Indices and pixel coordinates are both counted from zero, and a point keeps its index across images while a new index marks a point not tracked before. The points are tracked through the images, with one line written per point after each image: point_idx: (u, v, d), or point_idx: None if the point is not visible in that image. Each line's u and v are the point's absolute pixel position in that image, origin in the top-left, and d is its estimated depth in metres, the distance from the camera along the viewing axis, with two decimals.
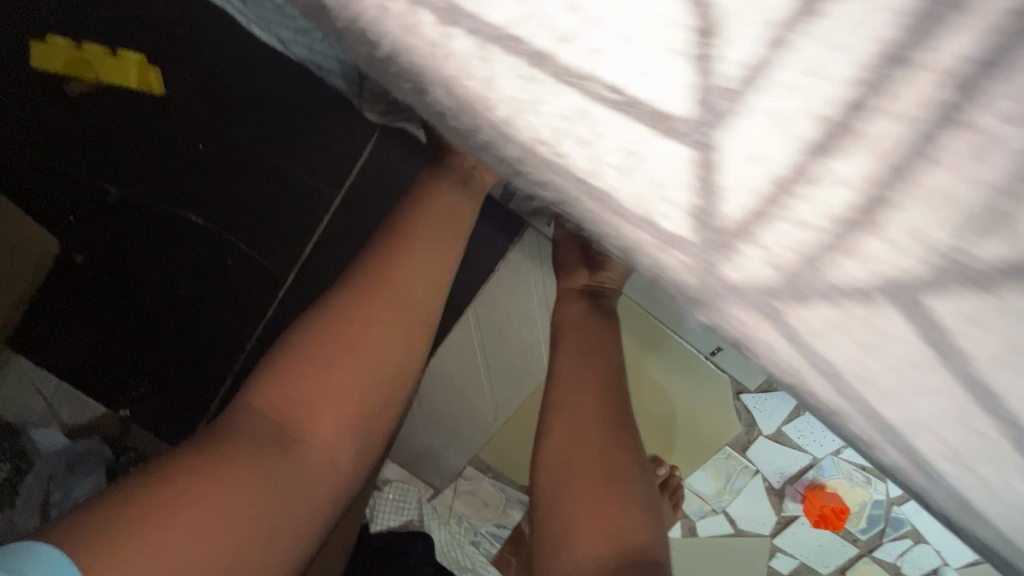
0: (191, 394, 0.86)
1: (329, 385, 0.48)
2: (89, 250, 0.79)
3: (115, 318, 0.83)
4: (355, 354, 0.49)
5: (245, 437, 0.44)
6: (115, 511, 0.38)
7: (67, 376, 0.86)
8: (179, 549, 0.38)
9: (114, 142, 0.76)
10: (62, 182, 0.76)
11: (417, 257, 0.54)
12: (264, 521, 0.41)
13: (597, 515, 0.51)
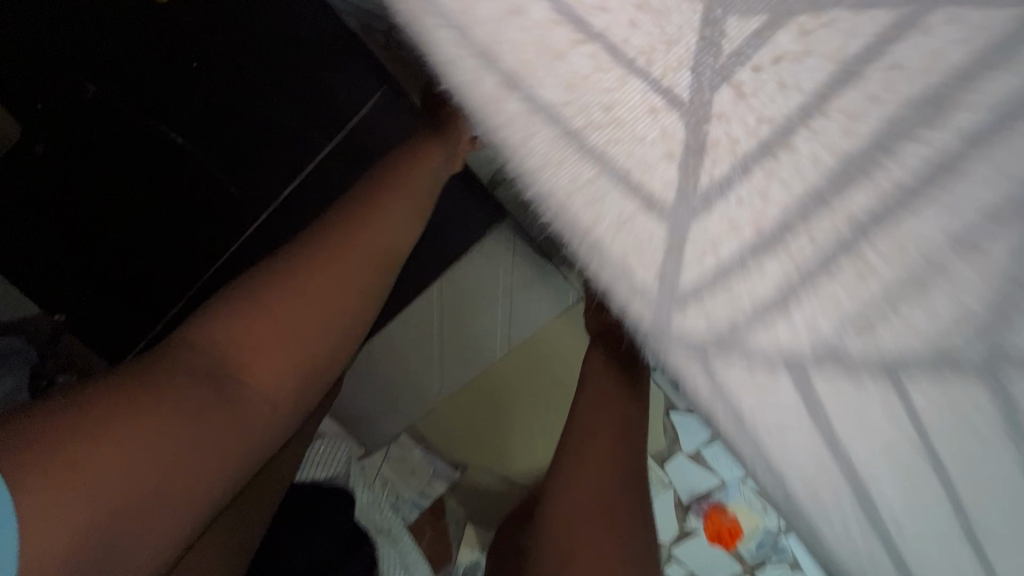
0: (138, 313, 0.85)
1: (268, 334, 0.52)
2: (52, 145, 0.74)
3: (67, 222, 0.79)
4: (289, 306, 0.53)
5: (179, 374, 0.48)
6: (63, 419, 0.42)
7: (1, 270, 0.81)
8: (114, 471, 0.42)
9: (94, 31, 0.69)
10: (32, 65, 0.70)
11: (377, 217, 0.61)
12: (165, 473, 0.44)
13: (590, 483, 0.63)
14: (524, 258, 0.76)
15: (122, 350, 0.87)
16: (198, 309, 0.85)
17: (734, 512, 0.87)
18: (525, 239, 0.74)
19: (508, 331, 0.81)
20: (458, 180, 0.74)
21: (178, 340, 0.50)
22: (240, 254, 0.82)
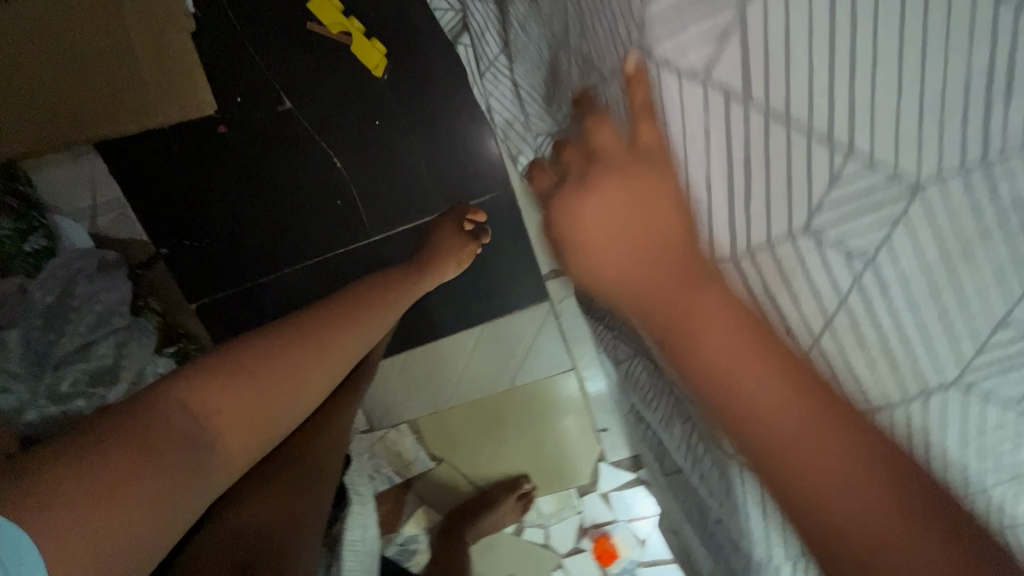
0: (234, 272, 1.02)
1: (231, 398, 0.56)
2: (233, 131, 0.94)
3: (211, 186, 0.97)
4: (260, 363, 0.59)
5: (165, 435, 0.50)
6: (61, 460, 0.44)
7: (136, 200, 0.98)
8: (121, 488, 0.45)
9: (308, 65, 0.91)
10: (251, 76, 0.91)
11: (354, 298, 0.72)
12: (169, 502, 0.49)
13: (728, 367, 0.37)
14: (551, 330, 1.06)
15: (202, 296, 1.04)
16: (280, 284, 1.03)
17: (615, 540, 1.22)
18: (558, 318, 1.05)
19: (518, 373, 1.10)
20: (524, 263, 1.03)
21: (161, 396, 0.52)
22: (342, 258, 1.01)
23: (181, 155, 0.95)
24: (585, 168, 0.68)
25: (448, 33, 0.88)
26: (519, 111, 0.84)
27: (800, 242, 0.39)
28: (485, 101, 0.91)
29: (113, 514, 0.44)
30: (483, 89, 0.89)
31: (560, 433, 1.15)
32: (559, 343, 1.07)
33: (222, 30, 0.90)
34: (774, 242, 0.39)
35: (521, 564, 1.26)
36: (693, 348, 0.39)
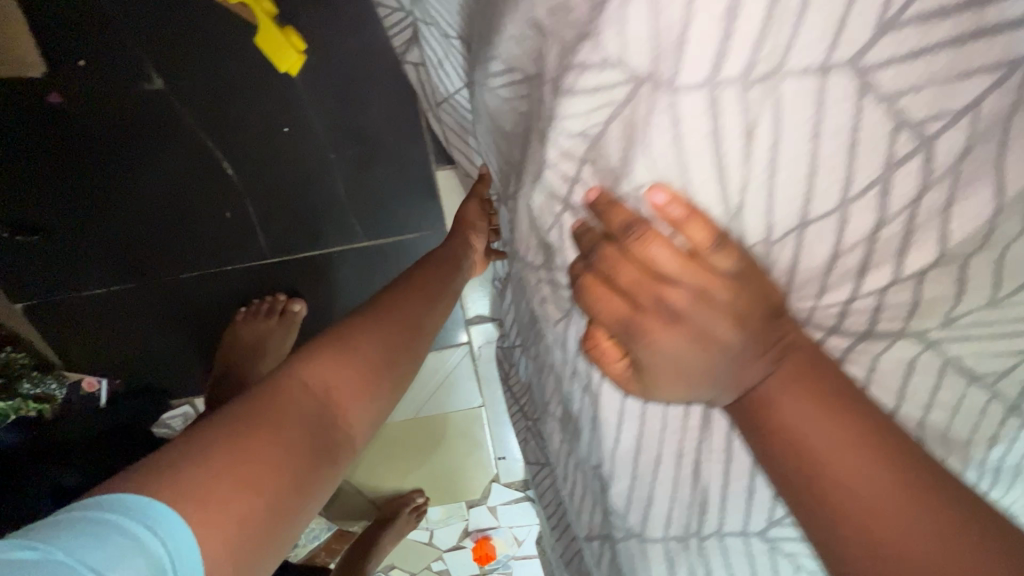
0: (85, 272, 0.82)
1: (356, 373, 0.47)
2: (76, 104, 0.70)
3: (47, 168, 0.74)
4: (375, 337, 0.50)
5: (290, 420, 0.41)
6: (192, 469, 0.36)
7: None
8: (259, 484, 0.37)
9: (186, 42, 0.67)
10: (102, 38, 0.66)
11: (438, 275, 0.64)
12: (304, 474, 0.40)
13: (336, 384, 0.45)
14: (461, 369, 1.09)
15: (39, 295, 0.84)
16: (151, 294, 0.85)
17: (495, 542, 1.25)
18: (469, 362, 1.08)
19: (421, 403, 1.14)
20: None
21: (275, 380, 0.43)
22: (230, 274, 0.85)
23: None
24: (517, 289, 0.56)
25: (394, 43, 0.68)
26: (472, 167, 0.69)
27: (749, 540, 0.38)
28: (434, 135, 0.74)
29: (264, 504, 0.37)
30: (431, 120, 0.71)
31: (455, 453, 1.18)
32: (466, 380, 1.10)
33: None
34: (724, 532, 0.38)
35: (402, 557, 1.28)
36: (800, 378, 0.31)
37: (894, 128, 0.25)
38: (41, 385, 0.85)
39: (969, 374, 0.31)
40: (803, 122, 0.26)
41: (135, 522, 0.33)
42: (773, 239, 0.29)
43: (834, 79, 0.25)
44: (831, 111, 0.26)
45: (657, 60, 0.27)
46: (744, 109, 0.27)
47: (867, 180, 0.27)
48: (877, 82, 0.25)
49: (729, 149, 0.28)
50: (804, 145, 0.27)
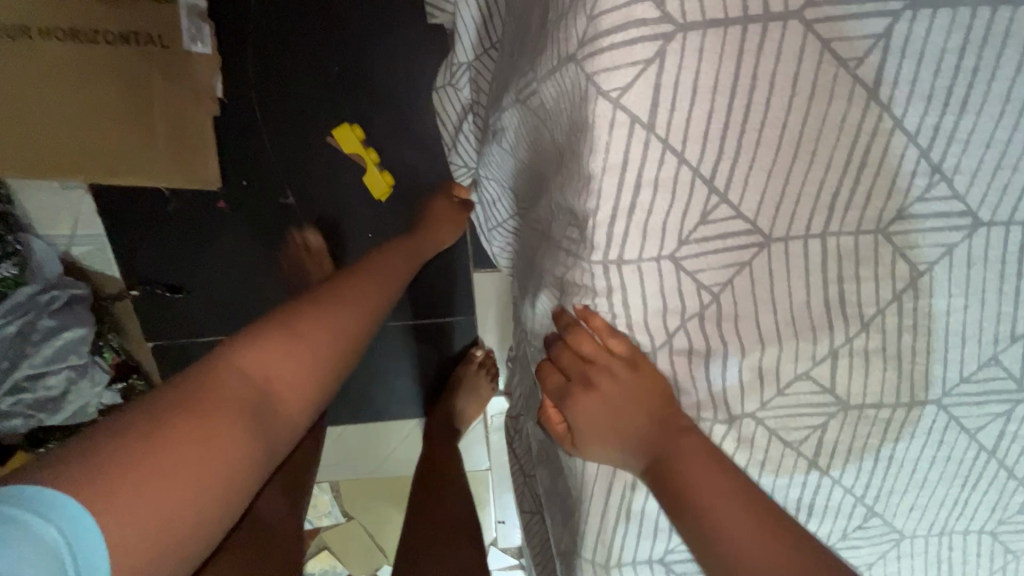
0: (204, 326, 1.10)
1: (293, 363, 0.57)
2: (231, 208, 1.01)
3: (198, 249, 1.04)
4: (317, 334, 0.60)
5: (231, 396, 0.50)
6: (116, 450, 0.42)
7: (120, 246, 1.03)
8: (186, 460, 0.45)
9: (317, 177, 0.99)
10: (259, 168, 0.99)
11: (376, 281, 0.76)
12: (243, 441, 0.49)
13: (276, 364, 0.55)
14: (478, 437, 1.28)
15: (167, 339, 1.11)
16: None
17: None
18: (483, 430, 1.27)
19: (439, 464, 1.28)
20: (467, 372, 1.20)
21: (221, 359, 0.53)
22: None
23: (176, 216, 1.01)
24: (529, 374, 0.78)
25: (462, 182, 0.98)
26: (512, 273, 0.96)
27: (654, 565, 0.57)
28: (489, 249, 1.00)
29: (177, 487, 0.44)
30: (486, 241, 0.99)
31: None
32: (480, 446, 1.29)
33: (244, 118, 0.97)
34: (639, 557, 0.57)
35: None
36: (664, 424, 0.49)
37: (698, 287, 0.48)
38: None
39: (784, 440, 0.51)
40: (655, 280, 0.47)
41: (30, 511, 0.38)
42: (656, 344, 0.49)
43: (664, 263, 0.47)
44: (666, 277, 0.47)
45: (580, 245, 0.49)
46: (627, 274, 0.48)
47: (693, 312, 0.48)
48: (684, 264, 0.47)
49: (618, 294, 0.48)
50: (656, 293, 0.48)
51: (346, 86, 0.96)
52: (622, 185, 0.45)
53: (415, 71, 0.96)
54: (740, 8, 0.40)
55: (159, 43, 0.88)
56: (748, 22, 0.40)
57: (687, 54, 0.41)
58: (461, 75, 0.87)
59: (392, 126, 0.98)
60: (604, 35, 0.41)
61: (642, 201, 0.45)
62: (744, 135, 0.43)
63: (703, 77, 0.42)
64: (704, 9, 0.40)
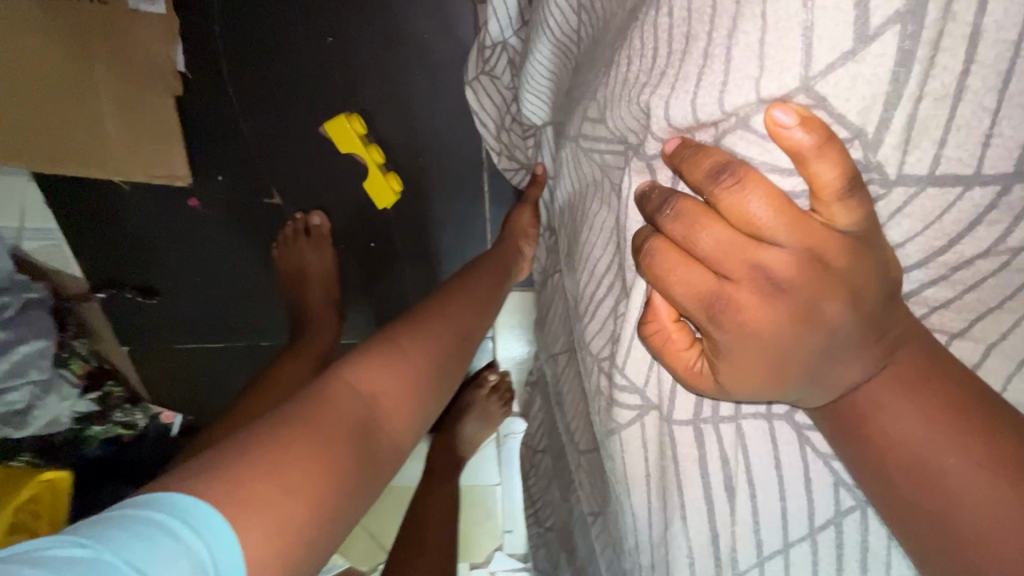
0: (181, 332, 0.96)
1: (401, 385, 0.42)
2: (205, 204, 0.84)
3: (168, 248, 0.88)
4: (423, 352, 0.46)
5: (341, 417, 0.37)
6: (244, 470, 0.31)
7: (81, 244, 0.87)
8: (313, 486, 0.32)
9: (308, 174, 0.81)
10: (239, 160, 0.81)
11: (488, 279, 0.62)
12: (353, 475, 0.35)
13: (388, 378, 0.42)
14: (488, 449, 1.18)
15: (146, 343, 0.98)
16: (228, 358, 0.98)
17: None
18: (495, 442, 1.17)
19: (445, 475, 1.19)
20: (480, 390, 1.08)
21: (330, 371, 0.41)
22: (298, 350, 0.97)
23: (142, 210, 0.85)
24: (574, 471, 0.59)
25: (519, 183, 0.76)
26: (541, 319, 0.74)
27: None
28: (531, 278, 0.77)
29: (306, 519, 0.32)
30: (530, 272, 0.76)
31: (467, 516, 1.22)
32: (490, 458, 1.19)
33: (217, 100, 0.77)
34: None
35: None
36: (876, 464, 0.27)
37: (834, 484, 0.31)
38: (130, 416, 1.00)
39: None
40: (762, 455, 0.31)
41: (183, 527, 0.28)
42: (764, 555, 0.33)
43: (778, 427, 0.31)
44: (783, 453, 0.31)
45: (659, 400, 0.34)
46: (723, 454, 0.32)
47: (825, 520, 0.31)
48: (813, 439, 0.31)
49: (713, 480, 0.32)
50: (770, 476, 0.31)
51: (342, 70, 0.76)
52: (748, 361, 0.27)
53: (432, 54, 0.75)
54: (1008, 163, 0.22)
55: None
56: (1011, 185, 0.22)
57: (871, 236, 0.24)
58: (497, 60, 0.67)
59: (400, 118, 0.78)
60: (738, 191, 0.25)
61: (791, 378, 0.27)
62: (934, 315, 0.27)
63: (896, 256, 0.25)
64: (938, 160, 0.22)
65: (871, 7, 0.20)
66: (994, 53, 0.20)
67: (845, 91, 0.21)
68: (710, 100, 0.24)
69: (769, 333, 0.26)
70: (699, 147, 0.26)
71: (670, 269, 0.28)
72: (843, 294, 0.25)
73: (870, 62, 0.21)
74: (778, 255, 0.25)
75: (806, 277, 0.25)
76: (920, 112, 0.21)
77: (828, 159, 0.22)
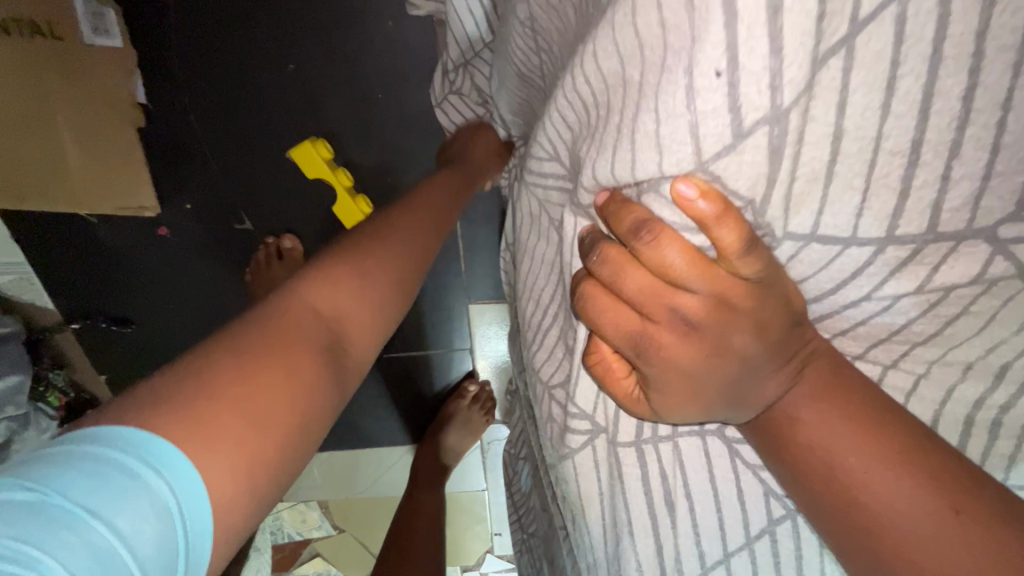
0: (157, 357, 0.96)
1: (366, 301, 0.36)
2: (175, 231, 0.84)
3: (139, 275, 0.88)
4: (387, 266, 0.40)
5: (301, 334, 0.31)
6: (198, 396, 0.26)
7: (50, 277, 0.87)
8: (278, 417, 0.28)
9: (275, 199, 0.82)
10: (206, 188, 0.81)
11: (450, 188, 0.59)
12: (321, 386, 0.30)
13: (356, 276, 0.37)
14: (474, 455, 1.20)
15: (121, 371, 0.98)
16: None
17: None
18: (481, 448, 1.19)
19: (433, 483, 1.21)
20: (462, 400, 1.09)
21: (279, 300, 0.33)
22: None
23: (112, 240, 0.85)
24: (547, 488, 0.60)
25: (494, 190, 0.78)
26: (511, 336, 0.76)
27: None
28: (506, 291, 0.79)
29: (276, 447, 0.27)
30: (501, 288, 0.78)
31: (457, 521, 1.23)
32: (477, 463, 1.20)
33: (177, 128, 0.77)
34: None
35: None
36: (793, 473, 0.30)
37: (764, 493, 0.33)
38: None
39: None
40: (699, 470, 0.34)
41: (138, 464, 0.24)
42: (706, 566, 0.35)
43: (710, 442, 0.34)
44: (716, 465, 0.34)
45: (605, 423, 0.36)
46: (662, 474, 0.35)
47: (759, 529, 0.34)
48: (743, 451, 0.34)
49: (655, 501, 0.35)
50: (705, 488, 0.34)
51: (303, 96, 0.76)
52: (675, 390, 0.30)
53: (391, 72, 0.75)
54: (880, 229, 0.24)
55: (48, 32, 0.67)
56: (884, 246, 0.24)
57: (774, 280, 0.27)
58: (462, 81, 0.67)
59: (365, 141, 0.78)
60: (654, 247, 0.27)
61: (713, 402, 0.30)
62: (836, 339, 0.30)
63: (800, 290, 0.28)
64: (818, 224, 0.24)
65: (744, 106, 0.20)
66: (856, 145, 0.21)
67: (734, 172, 0.22)
68: (625, 172, 0.26)
69: (688, 366, 0.29)
70: (623, 206, 0.28)
71: (602, 311, 0.30)
72: (750, 328, 0.28)
73: (749, 151, 0.21)
74: (692, 300, 0.27)
75: (718, 317, 0.27)
76: (795, 189, 0.23)
77: (726, 225, 0.24)
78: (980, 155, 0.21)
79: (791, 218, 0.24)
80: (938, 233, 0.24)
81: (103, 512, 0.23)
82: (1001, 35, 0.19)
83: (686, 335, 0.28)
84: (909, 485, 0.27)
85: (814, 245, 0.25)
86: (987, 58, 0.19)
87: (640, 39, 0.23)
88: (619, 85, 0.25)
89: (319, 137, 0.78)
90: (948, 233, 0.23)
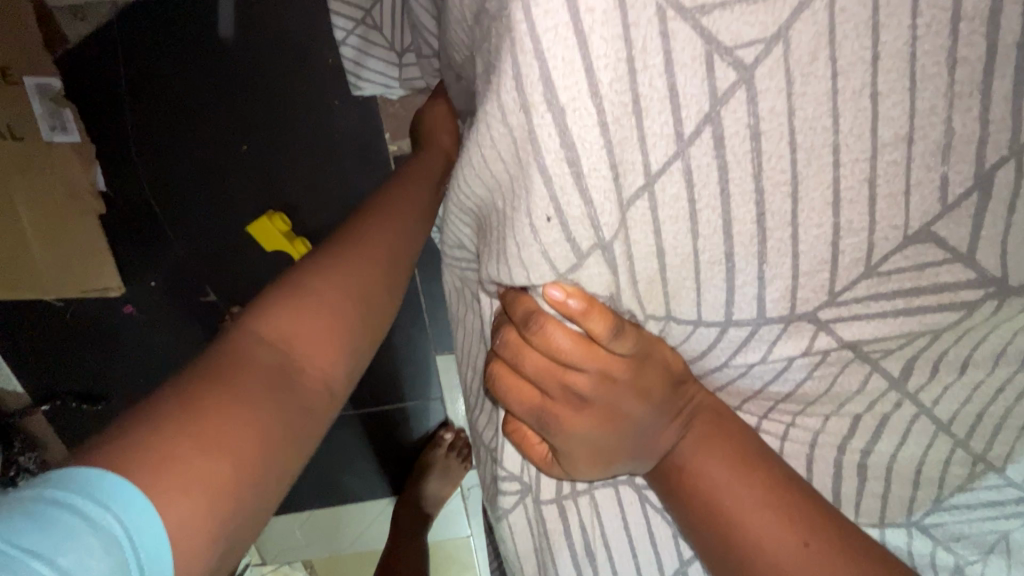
0: None
1: (327, 320, 0.34)
2: (141, 307, 0.86)
3: (108, 352, 0.90)
4: (347, 282, 0.36)
5: (250, 375, 0.29)
6: (134, 444, 0.24)
7: (20, 361, 0.89)
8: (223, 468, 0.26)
9: (239, 270, 0.84)
10: (170, 264, 0.84)
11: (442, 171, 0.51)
12: (274, 428, 0.28)
13: (315, 296, 0.34)
14: (457, 505, 1.20)
15: None
16: None
17: None
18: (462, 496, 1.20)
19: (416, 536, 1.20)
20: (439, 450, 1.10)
21: (226, 341, 0.31)
22: None
23: (79, 321, 0.87)
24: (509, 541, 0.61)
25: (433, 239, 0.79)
26: None
27: None
28: None
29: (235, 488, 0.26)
30: None
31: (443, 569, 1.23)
32: (459, 512, 1.20)
33: (139, 211, 0.81)
34: None
35: None
36: (686, 518, 0.33)
37: (674, 537, 0.37)
38: None
39: None
40: (615, 521, 0.37)
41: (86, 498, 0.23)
42: None
43: (623, 492, 0.37)
44: (629, 515, 0.37)
45: (531, 485, 0.38)
46: (583, 529, 0.37)
47: (672, 571, 0.37)
48: (651, 497, 0.37)
49: (581, 555, 0.37)
50: (622, 537, 0.37)
51: (259, 171, 0.80)
52: (582, 456, 0.33)
53: (339, 144, 0.79)
54: (719, 314, 0.27)
55: (9, 134, 0.72)
56: (726, 327, 0.28)
57: (648, 353, 0.30)
58: None
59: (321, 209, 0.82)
60: (541, 334, 0.30)
61: (617, 461, 0.33)
62: (721, 393, 0.33)
63: (680, 354, 0.31)
64: (668, 312, 0.28)
65: (577, 237, 0.25)
66: (679, 259, 0.26)
67: (590, 278, 0.26)
68: (501, 273, 0.29)
69: (588, 435, 0.32)
70: (517, 296, 0.31)
71: (509, 388, 0.33)
72: (635, 395, 0.31)
73: (592, 265, 0.26)
74: (582, 377, 0.31)
75: (605, 388, 0.31)
76: (639, 289, 0.27)
77: (596, 316, 0.27)
78: (785, 260, 0.25)
79: (643, 307, 0.28)
80: (769, 317, 0.27)
81: (45, 552, 0.21)
82: (774, 174, 0.23)
83: (584, 407, 0.31)
84: (767, 513, 0.30)
85: (671, 327, 0.29)
86: (767, 192, 0.23)
87: (492, 170, 0.26)
88: (490, 208, 0.28)
89: (276, 210, 0.81)
90: (776, 317, 0.27)
